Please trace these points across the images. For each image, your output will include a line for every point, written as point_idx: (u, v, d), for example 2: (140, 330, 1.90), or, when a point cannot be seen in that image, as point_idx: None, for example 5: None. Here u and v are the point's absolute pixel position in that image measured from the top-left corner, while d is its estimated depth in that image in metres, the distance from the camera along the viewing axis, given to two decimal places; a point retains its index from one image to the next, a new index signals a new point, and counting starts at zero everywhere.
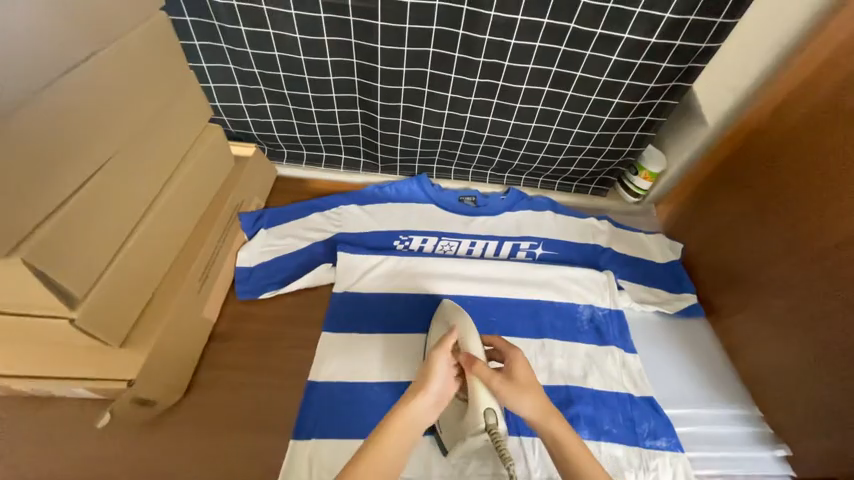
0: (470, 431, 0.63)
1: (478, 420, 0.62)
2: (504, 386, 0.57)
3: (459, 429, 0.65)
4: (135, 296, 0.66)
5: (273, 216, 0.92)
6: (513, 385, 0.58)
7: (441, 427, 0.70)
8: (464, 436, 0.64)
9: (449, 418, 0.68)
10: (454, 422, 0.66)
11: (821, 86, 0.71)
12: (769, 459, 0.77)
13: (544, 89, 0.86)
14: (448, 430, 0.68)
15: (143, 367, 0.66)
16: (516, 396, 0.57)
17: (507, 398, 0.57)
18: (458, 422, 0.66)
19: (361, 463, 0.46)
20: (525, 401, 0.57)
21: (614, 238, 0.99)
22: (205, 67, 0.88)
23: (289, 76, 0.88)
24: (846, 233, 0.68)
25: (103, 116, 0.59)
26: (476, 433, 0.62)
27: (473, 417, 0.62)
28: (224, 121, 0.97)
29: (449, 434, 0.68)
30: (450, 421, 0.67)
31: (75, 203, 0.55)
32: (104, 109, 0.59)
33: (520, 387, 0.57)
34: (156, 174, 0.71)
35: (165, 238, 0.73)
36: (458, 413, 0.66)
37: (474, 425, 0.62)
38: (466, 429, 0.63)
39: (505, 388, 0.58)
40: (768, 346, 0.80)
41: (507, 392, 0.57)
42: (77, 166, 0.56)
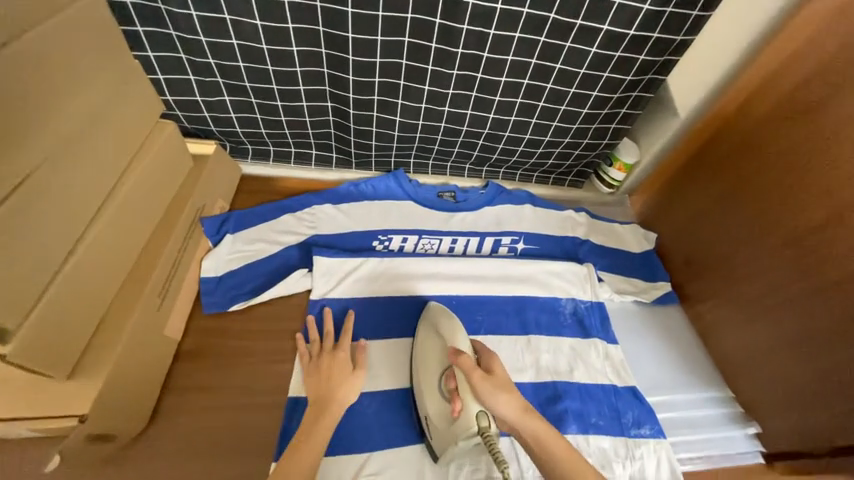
0: (462, 435, 0.62)
1: (471, 422, 0.62)
2: (484, 382, 0.61)
3: (450, 434, 0.63)
4: (79, 321, 0.59)
5: (238, 220, 0.85)
6: (494, 382, 0.62)
7: (429, 433, 0.68)
8: (456, 441, 0.63)
9: (438, 422, 0.66)
10: (444, 427, 0.65)
11: (786, 80, 0.73)
12: (741, 437, 0.82)
13: (524, 82, 0.83)
14: (438, 434, 0.66)
15: (99, 399, 0.59)
16: (495, 393, 0.61)
17: (489, 397, 0.61)
18: (448, 425, 0.64)
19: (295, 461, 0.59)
20: (502, 400, 0.60)
21: (592, 230, 0.99)
22: (152, 56, 0.78)
23: (250, 67, 0.80)
24: (811, 223, 0.71)
25: (23, 116, 0.50)
26: (470, 437, 0.62)
27: (464, 418, 0.62)
28: (178, 116, 0.88)
29: (437, 438, 0.66)
30: (440, 425, 0.65)
31: None
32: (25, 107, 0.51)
33: (499, 386, 0.61)
34: (100, 182, 0.63)
35: (114, 253, 0.65)
36: (448, 416, 0.65)
37: (467, 428, 0.62)
38: (457, 433, 0.62)
39: (484, 384, 0.61)
40: (739, 331, 0.84)
41: (486, 388, 0.61)
42: None
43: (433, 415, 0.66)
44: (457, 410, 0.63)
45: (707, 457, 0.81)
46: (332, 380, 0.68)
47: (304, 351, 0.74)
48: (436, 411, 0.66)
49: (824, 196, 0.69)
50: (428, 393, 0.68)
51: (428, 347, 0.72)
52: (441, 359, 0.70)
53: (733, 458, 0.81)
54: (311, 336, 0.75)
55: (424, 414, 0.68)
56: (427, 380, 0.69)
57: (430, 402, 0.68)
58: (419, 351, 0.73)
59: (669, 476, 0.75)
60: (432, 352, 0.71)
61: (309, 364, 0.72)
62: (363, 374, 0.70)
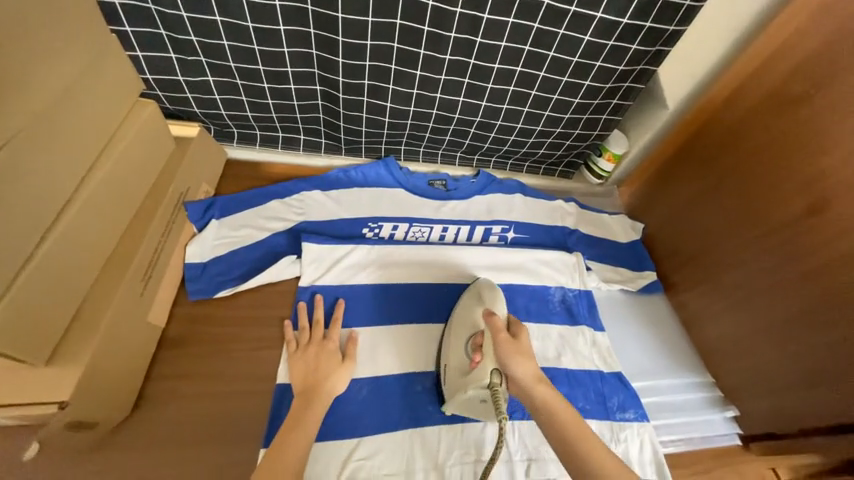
0: (472, 385, 0.65)
1: (484, 376, 0.64)
2: (507, 344, 0.65)
3: (461, 382, 0.66)
4: (55, 307, 0.57)
5: (224, 205, 0.83)
6: (516, 346, 0.65)
7: (444, 380, 0.71)
8: (465, 390, 0.65)
9: (455, 370, 0.69)
10: (458, 375, 0.68)
11: (772, 74, 0.74)
12: (720, 420, 0.85)
13: (517, 69, 0.83)
14: (451, 383, 0.69)
15: (79, 387, 0.57)
16: (515, 356, 0.64)
17: (509, 356, 0.64)
18: (462, 375, 0.67)
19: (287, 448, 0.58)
20: (519, 363, 0.63)
21: (581, 220, 1.00)
22: (130, 32, 0.75)
23: (235, 46, 0.77)
24: (792, 214, 0.73)
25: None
26: (479, 389, 0.65)
27: (478, 371, 0.65)
28: (160, 97, 0.85)
29: (450, 385, 0.69)
30: (455, 374, 0.69)
31: None
32: None
33: (521, 351, 0.64)
34: (75, 162, 0.60)
35: (94, 237, 0.63)
36: (465, 367, 0.68)
37: (479, 380, 0.64)
38: (468, 381, 0.65)
39: (507, 345, 0.65)
40: (721, 318, 0.86)
41: (507, 349, 0.64)
42: None
43: (452, 364, 0.70)
44: (475, 362, 0.66)
45: (686, 439, 0.83)
46: (322, 369, 0.69)
47: (292, 339, 0.74)
48: (455, 360, 0.70)
49: (806, 187, 0.71)
50: (454, 346, 0.71)
51: (464, 308, 0.75)
52: (472, 320, 0.72)
53: (712, 440, 0.84)
54: (300, 323, 0.74)
55: (445, 363, 0.72)
56: (455, 334, 0.72)
57: (452, 354, 0.71)
58: (456, 311, 0.76)
59: (652, 457, 0.77)
60: (468, 312, 0.74)
61: (296, 352, 0.72)
62: (354, 365, 0.71)
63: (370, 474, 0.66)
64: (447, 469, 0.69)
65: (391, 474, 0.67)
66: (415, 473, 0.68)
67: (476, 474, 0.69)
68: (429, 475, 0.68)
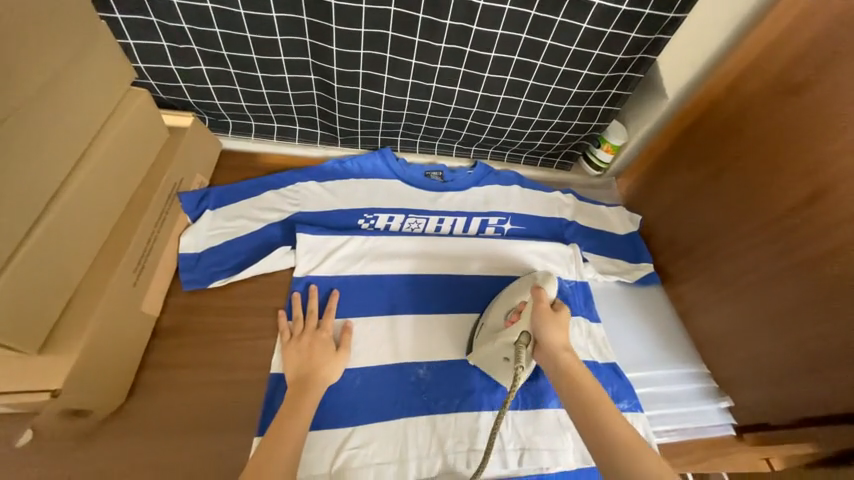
0: (500, 339, 0.69)
1: (515, 334, 0.67)
2: (545, 313, 0.64)
3: (493, 335, 0.70)
4: (48, 297, 0.57)
5: (219, 196, 0.82)
6: (554, 317, 0.64)
7: (477, 334, 0.76)
8: (493, 341, 0.70)
9: (490, 327, 0.73)
10: (492, 330, 0.72)
11: (773, 61, 0.72)
12: (714, 411, 0.85)
13: (514, 58, 0.81)
14: (483, 336, 0.74)
15: (72, 376, 0.57)
16: (550, 325, 0.64)
17: (544, 324, 0.64)
18: (495, 331, 0.71)
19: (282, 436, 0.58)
20: (551, 331, 0.63)
21: (578, 211, 1.00)
22: (121, 19, 0.74)
23: (227, 34, 0.76)
24: (792, 204, 0.72)
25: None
26: (507, 345, 0.68)
27: (510, 329, 0.68)
28: (152, 86, 0.84)
29: (481, 337, 0.74)
30: (489, 329, 0.73)
31: None
32: None
33: (557, 324, 0.64)
34: (65, 149, 0.60)
35: (85, 227, 0.63)
36: (500, 326, 0.71)
37: (508, 336, 0.68)
38: (499, 336, 0.69)
39: (545, 314, 0.65)
40: (718, 310, 0.86)
41: (543, 318, 0.64)
42: None
43: (489, 321, 0.74)
44: (510, 322, 0.69)
45: (680, 430, 0.84)
46: (316, 359, 0.69)
47: (286, 329, 0.74)
48: (492, 319, 0.73)
49: (806, 177, 0.70)
50: (496, 307, 0.74)
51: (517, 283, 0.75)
52: (521, 291, 0.72)
53: (707, 430, 0.84)
54: (294, 313, 0.75)
55: (483, 320, 0.76)
56: (501, 298, 0.75)
57: (492, 313, 0.75)
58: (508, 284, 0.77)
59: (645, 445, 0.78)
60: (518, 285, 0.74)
61: (291, 342, 0.72)
62: (349, 354, 0.71)
63: (364, 462, 0.67)
64: (439, 457, 0.69)
65: (385, 463, 0.67)
66: (408, 461, 0.68)
67: (468, 462, 0.69)
68: (422, 464, 0.68)
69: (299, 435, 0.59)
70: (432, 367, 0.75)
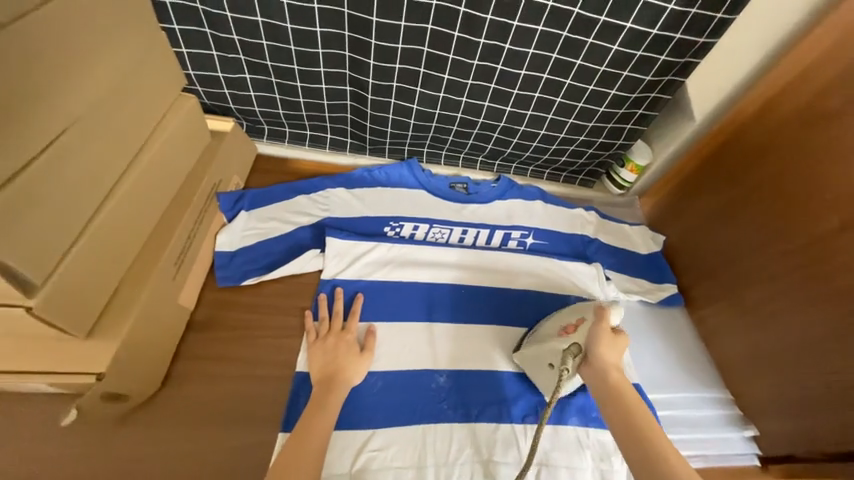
0: (550, 345, 0.70)
1: (566, 343, 0.68)
2: (603, 331, 0.65)
3: (545, 340, 0.72)
4: (98, 284, 0.61)
5: (254, 198, 0.86)
6: (612, 339, 0.65)
7: (530, 337, 0.78)
8: (542, 344, 0.71)
9: (543, 331, 0.74)
10: (545, 335, 0.73)
11: (807, 88, 0.72)
12: (738, 439, 0.83)
13: (544, 76, 0.84)
14: (533, 338, 0.75)
15: (114, 360, 0.60)
16: (606, 343, 0.65)
17: (601, 340, 0.65)
18: (548, 337, 0.72)
19: (307, 434, 0.60)
20: (606, 347, 0.64)
21: (601, 229, 1.00)
22: (177, 29, 0.79)
23: (273, 46, 0.81)
24: (824, 230, 0.71)
25: (41, 73, 0.51)
26: (555, 352, 0.69)
27: (561, 338, 0.69)
28: (199, 92, 0.89)
29: (532, 339, 0.76)
30: (542, 334, 0.74)
31: (19, 183, 0.49)
32: (47, 70, 0.51)
33: (613, 345, 0.64)
34: (122, 147, 0.64)
35: (133, 221, 0.67)
36: (554, 332, 0.72)
37: (560, 343, 0.69)
38: (550, 341, 0.70)
39: (604, 332, 0.65)
40: (744, 335, 0.84)
41: (603, 335, 0.65)
42: (20, 137, 0.49)
43: (544, 326, 0.75)
44: (564, 332, 0.70)
45: (702, 456, 0.82)
46: (341, 360, 0.70)
47: (312, 329, 0.76)
48: (548, 324, 0.74)
49: (837, 204, 0.69)
50: (555, 315, 0.76)
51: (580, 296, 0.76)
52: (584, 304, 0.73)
53: (729, 459, 0.82)
54: (320, 314, 0.77)
55: (538, 325, 0.78)
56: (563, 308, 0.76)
57: (548, 320, 0.75)
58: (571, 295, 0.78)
59: None
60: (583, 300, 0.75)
61: (316, 342, 0.74)
62: (372, 356, 0.73)
63: (383, 464, 0.68)
64: (458, 467, 0.69)
65: (403, 467, 0.68)
66: (426, 467, 0.68)
67: (485, 474, 0.69)
68: (440, 470, 0.68)
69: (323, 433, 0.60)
70: (453, 375, 0.76)
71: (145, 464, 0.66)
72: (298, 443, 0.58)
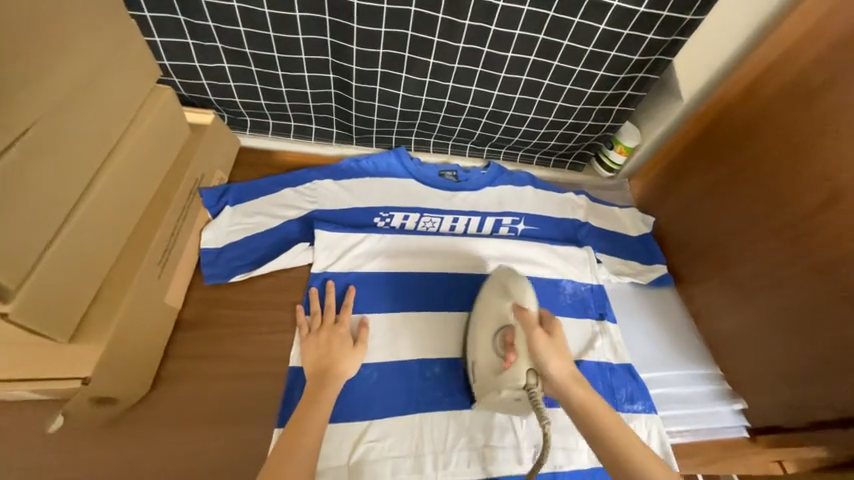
0: (507, 386, 0.65)
1: (520, 376, 0.64)
2: (542, 340, 0.63)
3: (496, 381, 0.67)
4: (79, 286, 0.59)
5: (238, 193, 0.84)
6: (552, 344, 0.63)
7: (475, 377, 0.72)
8: (499, 389, 0.66)
9: (486, 369, 0.69)
10: (491, 374, 0.68)
11: (793, 63, 0.72)
12: (727, 412, 0.85)
13: (531, 58, 0.82)
14: (483, 379, 0.69)
15: (101, 363, 0.59)
16: (549, 353, 0.63)
17: (545, 355, 0.62)
18: (495, 374, 0.67)
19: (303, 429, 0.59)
20: (555, 360, 0.62)
21: (591, 213, 1.00)
22: (149, 17, 0.75)
23: (251, 32, 0.78)
24: (810, 206, 0.72)
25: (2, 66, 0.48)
26: (515, 389, 0.65)
27: (512, 372, 0.65)
28: (176, 83, 0.86)
29: (480, 382, 0.70)
30: (487, 373, 0.69)
31: None
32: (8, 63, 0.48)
33: (556, 349, 0.63)
34: (96, 144, 0.62)
35: (113, 220, 0.65)
36: (499, 364, 0.67)
37: (513, 379, 0.64)
38: (503, 381, 0.66)
39: (543, 342, 0.63)
40: (732, 312, 0.86)
41: (543, 347, 0.63)
42: None
43: (482, 362, 0.70)
44: (508, 362, 0.66)
45: (693, 431, 0.84)
46: (335, 353, 0.70)
47: (304, 324, 0.75)
48: (485, 360, 0.70)
49: (823, 179, 0.70)
50: (483, 339, 0.71)
51: (489, 297, 0.74)
52: (500, 308, 0.71)
53: (719, 432, 0.84)
54: (312, 308, 0.76)
55: (474, 360, 0.72)
56: (483, 323, 0.72)
57: (481, 352, 0.71)
58: (481, 299, 0.76)
59: (659, 446, 0.78)
60: (493, 301, 0.73)
61: (309, 336, 0.73)
62: (366, 348, 0.72)
63: (381, 454, 0.68)
64: (455, 453, 0.70)
65: (401, 456, 0.68)
66: (424, 455, 0.69)
67: (483, 459, 0.70)
68: (437, 458, 0.69)
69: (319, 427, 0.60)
70: (447, 363, 0.76)
71: (140, 465, 0.65)
72: (294, 439, 0.58)
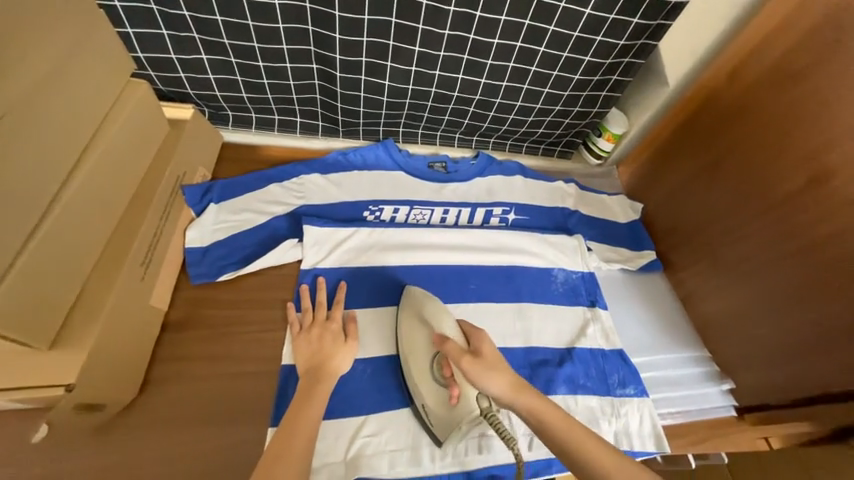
0: (465, 418, 0.65)
1: (472, 405, 0.64)
2: (472, 365, 0.59)
3: (453, 418, 0.65)
4: (56, 291, 0.57)
5: (222, 190, 0.82)
6: (483, 363, 0.59)
7: (429, 419, 0.69)
8: (459, 424, 0.65)
9: (437, 409, 0.67)
10: (446, 413, 0.66)
11: (776, 47, 0.73)
12: (716, 393, 0.87)
13: (517, 45, 0.81)
14: (439, 420, 0.67)
15: (84, 368, 0.57)
16: (484, 372, 0.59)
17: (479, 377, 0.58)
18: (449, 411, 0.66)
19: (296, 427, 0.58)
20: (492, 379, 0.58)
21: (581, 201, 1.00)
22: (120, 6, 0.72)
23: (229, 21, 0.75)
24: (794, 188, 0.73)
25: None
26: (472, 417, 0.65)
27: (464, 404, 0.64)
28: (152, 77, 0.82)
29: (437, 423, 0.67)
30: (440, 412, 0.67)
31: None
32: None
33: (486, 367, 0.59)
34: (68, 141, 0.59)
35: (91, 220, 0.62)
36: (447, 401, 0.66)
37: (467, 411, 0.64)
38: (460, 416, 0.65)
39: (472, 366, 0.59)
40: (720, 295, 0.87)
41: (475, 370, 0.59)
42: None
43: (431, 403, 0.68)
44: (455, 397, 0.65)
45: (684, 412, 0.85)
46: (327, 350, 0.69)
47: (295, 321, 0.73)
48: (433, 401, 0.67)
49: (806, 161, 0.71)
50: (422, 379, 0.69)
51: (412, 334, 0.72)
52: (426, 342, 0.70)
53: (709, 413, 0.86)
54: (303, 305, 0.74)
55: (421, 403, 0.69)
56: (415, 363, 0.70)
57: (425, 392, 0.68)
58: (403, 338, 0.73)
59: (651, 428, 0.79)
60: (416, 337, 0.71)
61: (301, 333, 0.72)
62: (358, 343, 0.71)
63: (377, 449, 0.68)
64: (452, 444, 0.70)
65: (398, 450, 0.68)
66: (421, 448, 0.69)
67: (479, 449, 0.71)
68: (434, 450, 0.69)
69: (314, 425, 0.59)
70: None
71: (132, 469, 0.64)
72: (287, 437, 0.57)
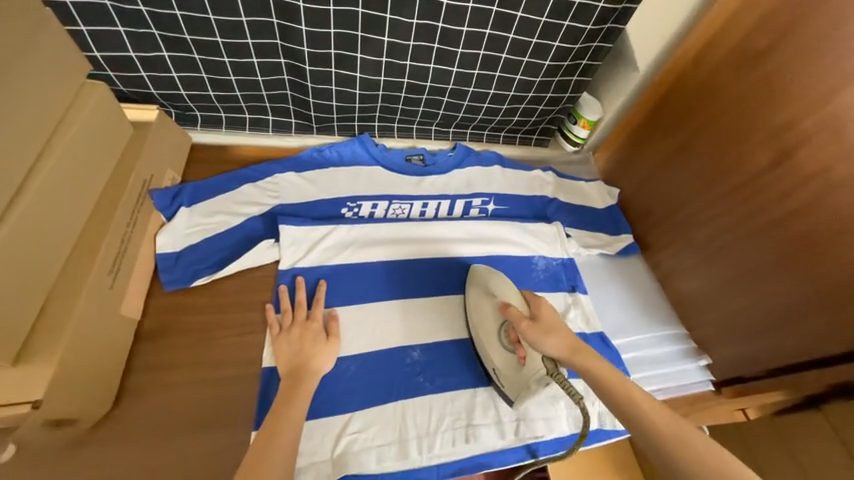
0: (533, 378, 0.67)
1: (539, 364, 0.67)
2: (531, 329, 0.63)
3: (523, 378, 0.68)
4: (16, 304, 0.54)
5: (193, 192, 0.80)
6: (541, 327, 0.64)
7: (500, 381, 0.72)
8: (528, 384, 0.68)
9: (507, 371, 0.70)
10: (515, 373, 0.69)
11: (737, 29, 0.74)
12: (694, 369, 0.89)
13: (487, 32, 0.80)
14: (509, 382, 0.70)
15: (52, 382, 0.55)
16: (543, 336, 0.63)
17: (537, 340, 0.63)
18: (517, 372, 0.69)
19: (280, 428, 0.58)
20: (549, 342, 0.62)
21: (559, 188, 1.01)
22: (69, 4, 0.68)
23: (189, 16, 0.72)
24: (760, 166, 0.75)
25: None
26: (541, 378, 0.67)
27: (531, 364, 0.68)
28: (111, 78, 0.79)
29: (508, 385, 0.70)
30: (510, 373, 0.70)
31: None
32: None
33: (543, 330, 0.63)
34: (20, 146, 0.56)
35: (52, 227, 0.60)
36: (517, 364, 0.70)
37: (534, 371, 0.67)
38: (529, 377, 0.68)
39: (531, 329, 0.63)
40: (696, 275, 0.90)
41: (533, 333, 0.63)
42: None
43: (501, 366, 0.71)
44: (522, 358, 0.69)
45: (664, 389, 0.88)
46: (309, 350, 0.68)
47: (275, 322, 0.72)
48: (502, 363, 0.71)
49: (771, 139, 0.73)
50: (491, 344, 0.73)
51: (479, 305, 0.76)
52: (493, 311, 0.74)
53: (688, 388, 0.88)
54: (282, 306, 0.73)
55: (492, 367, 0.73)
56: (485, 330, 0.74)
57: (494, 356, 0.72)
58: (471, 309, 0.77)
59: None
60: (483, 307, 0.75)
61: (281, 335, 0.71)
62: (340, 341, 0.71)
63: (364, 445, 0.68)
64: (439, 435, 0.71)
65: (385, 444, 0.68)
66: (408, 441, 0.69)
67: (466, 439, 0.71)
68: (422, 442, 0.69)
69: (297, 424, 0.59)
70: (426, 349, 0.76)
71: None
72: (271, 438, 0.56)
